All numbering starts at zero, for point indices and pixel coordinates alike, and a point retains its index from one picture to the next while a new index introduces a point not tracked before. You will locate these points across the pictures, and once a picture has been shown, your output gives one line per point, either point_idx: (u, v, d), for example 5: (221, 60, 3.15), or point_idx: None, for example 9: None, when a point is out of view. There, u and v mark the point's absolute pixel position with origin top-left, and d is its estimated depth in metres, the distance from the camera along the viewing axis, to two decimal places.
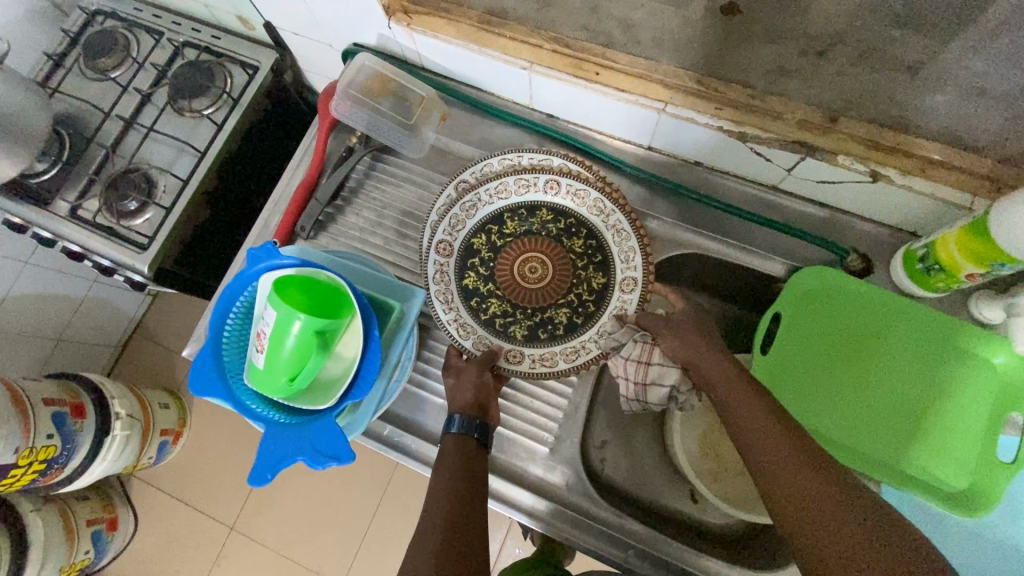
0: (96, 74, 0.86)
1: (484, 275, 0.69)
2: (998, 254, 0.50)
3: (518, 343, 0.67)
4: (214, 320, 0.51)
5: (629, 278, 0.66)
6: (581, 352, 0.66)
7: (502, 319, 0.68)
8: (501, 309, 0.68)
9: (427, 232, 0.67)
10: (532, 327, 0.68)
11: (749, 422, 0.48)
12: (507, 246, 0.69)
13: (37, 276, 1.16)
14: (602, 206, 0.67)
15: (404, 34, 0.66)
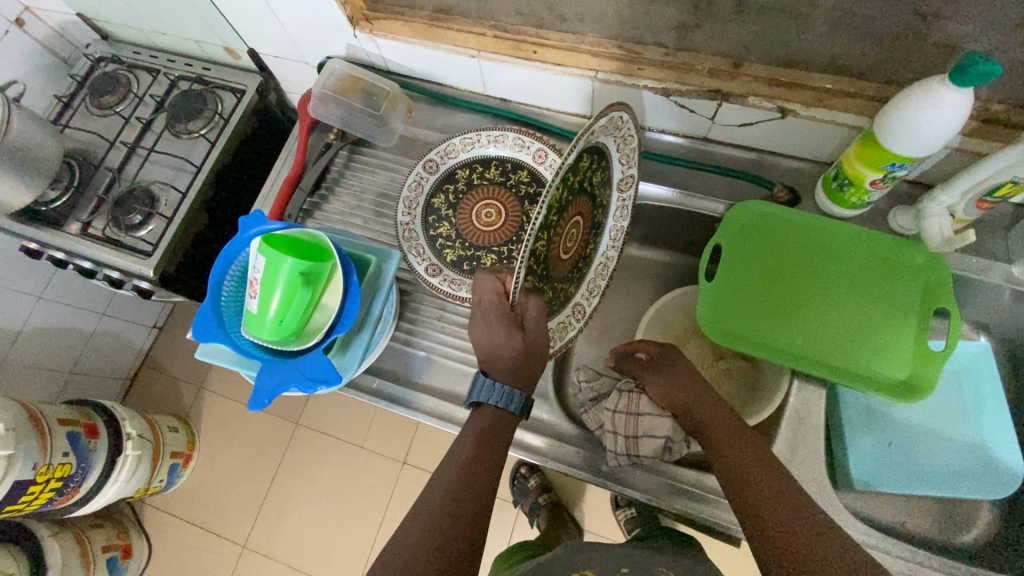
0: (102, 110, 0.97)
1: (560, 210, 0.57)
2: (885, 157, 0.57)
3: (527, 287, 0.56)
4: (213, 281, 0.59)
5: (580, 307, 0.69)
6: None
7: (536, 259, 0.56)
8: (542, 249, 0.56)
9: (599, 117, 0.55)
10: (535, 285, 0.58)
11: (718, 432, 0.58)
12: (578, 196, 0.60)
13: (50, 311, 1.23)
14: (618, 235, 0.68)
15: (369, 41, 0.76)
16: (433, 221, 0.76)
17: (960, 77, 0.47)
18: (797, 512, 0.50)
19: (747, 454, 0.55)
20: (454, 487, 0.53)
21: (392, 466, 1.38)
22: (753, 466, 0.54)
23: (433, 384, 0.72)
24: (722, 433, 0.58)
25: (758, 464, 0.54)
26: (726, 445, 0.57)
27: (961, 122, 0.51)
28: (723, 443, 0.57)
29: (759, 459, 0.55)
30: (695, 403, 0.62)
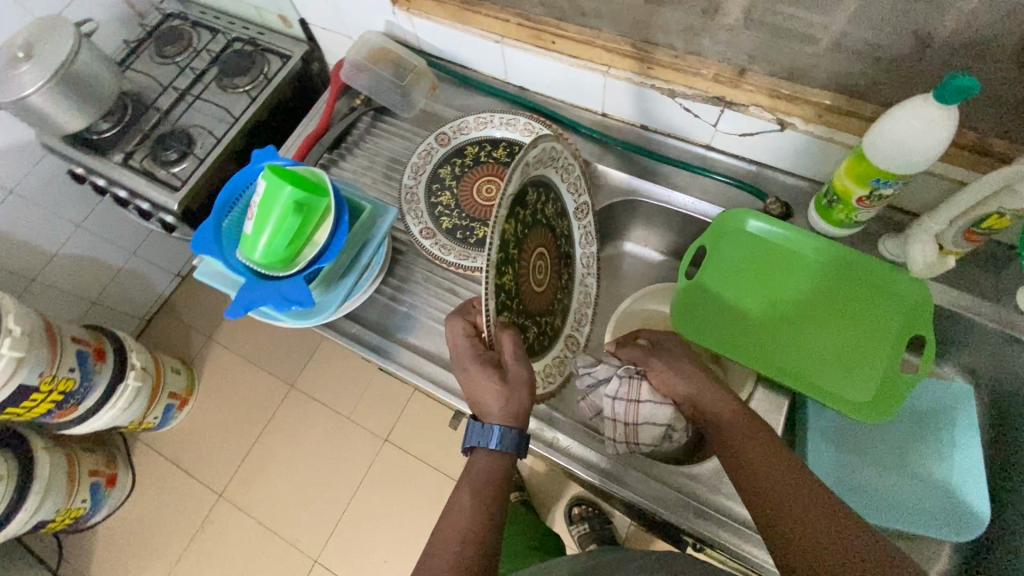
0: (164, 59, 1.06)
1: (517, 239, 0.60)
2: (874, 173, 0.58)
3: (510, 325, 0.58)
4: (219, 204, 0.64)
5: (573, 338, 0.72)
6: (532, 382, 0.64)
7: (508, 294, 0.58)
8: (511, 284, 0.59)
9: (530, 148, 0.58)
10: (517, 324, 0.61)
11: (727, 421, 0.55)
12: (536, 225, 0.64)
13: (86, 240, 1.32)
14: (589, 261, 0.75)
15: (406, 19, 0.82)
16: (436, 189, 0.80)
17: (943, 94, 0.49)
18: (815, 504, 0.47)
19: (761, 447, 0.52)
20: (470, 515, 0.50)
21: (373, 442, 1.40)
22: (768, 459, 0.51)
23: (408, 338, 0.74)
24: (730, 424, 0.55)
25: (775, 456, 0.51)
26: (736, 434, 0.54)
27: (948, 141, 0.53)
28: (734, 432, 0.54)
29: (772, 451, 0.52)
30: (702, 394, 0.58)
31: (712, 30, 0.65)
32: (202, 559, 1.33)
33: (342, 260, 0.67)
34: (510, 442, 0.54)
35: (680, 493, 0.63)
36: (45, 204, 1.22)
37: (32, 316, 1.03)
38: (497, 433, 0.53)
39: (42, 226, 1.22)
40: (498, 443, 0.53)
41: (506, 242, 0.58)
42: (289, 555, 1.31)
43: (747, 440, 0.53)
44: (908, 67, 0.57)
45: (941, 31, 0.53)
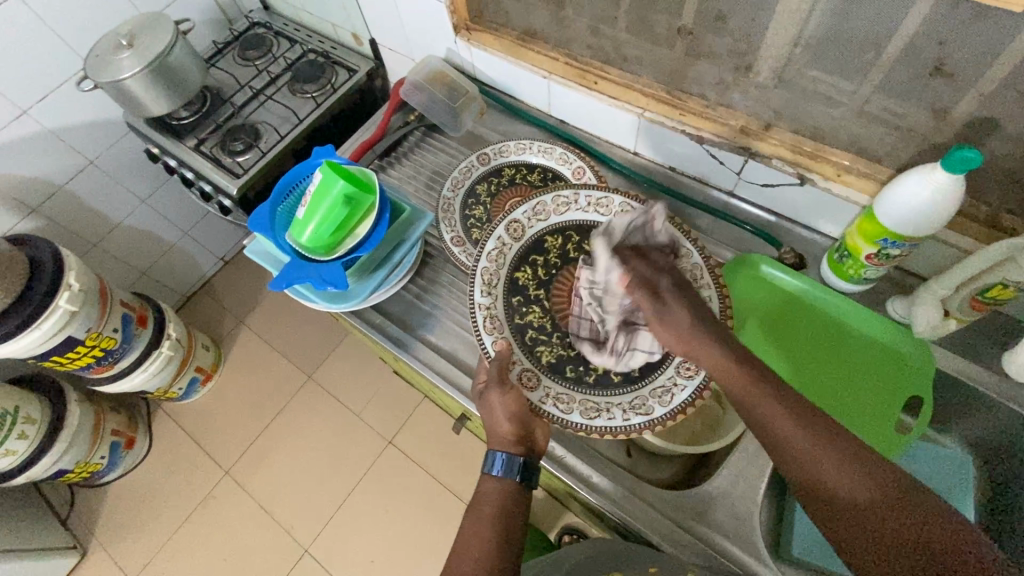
0: (245, 62, 1.18)
1: (540, 292, 0.72)
2: (883, 232, 0.62)
3: (546, 366, 0.68)
4: (277, 190, 0.71)
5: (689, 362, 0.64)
6: (598, 415, 0.63)
7: (535, 331, 0.70)
8: (538, 320, 0.71)
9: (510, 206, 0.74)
10: (560, 358, 0.68)
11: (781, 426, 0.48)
12: (565, 269, 0.74)
13: (147, 215, 1.44)
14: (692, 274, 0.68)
15: (464, 48, 0.90)
16: (471, 203, 0.86)
17: (949, 163, 0.52)
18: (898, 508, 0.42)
19: (823, 448, 0.46)
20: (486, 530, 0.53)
21: (377, 442, 1.44)
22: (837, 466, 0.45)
23: (427, 335, 0.79)
24: (786, 428, 0.48)
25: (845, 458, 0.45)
26: (795, 439, 0.47)
27: (954, 210, 0.56)
28: (791, 437, 0.48)
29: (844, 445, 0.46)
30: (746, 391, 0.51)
31: (744, 84, 0.71)
32: (200, 533, 1.38)
33: (377, 254, 0.74)
34: (513, 468, 0.58)
35: (665, 517, 0.65)
36: (118, 177, 1.33)
37: (90, 275, 1.12)
38: (498, 459, 0.58)
39: (112, 197, 1.34)
40: (501, 470, 0.58)
41: (522, 293, 0.72)
42: (282, 541, 1.34)
43: (782, 427, 0.48)
44: (923, 139, 0.61)
45: (955, 109, 0.57)
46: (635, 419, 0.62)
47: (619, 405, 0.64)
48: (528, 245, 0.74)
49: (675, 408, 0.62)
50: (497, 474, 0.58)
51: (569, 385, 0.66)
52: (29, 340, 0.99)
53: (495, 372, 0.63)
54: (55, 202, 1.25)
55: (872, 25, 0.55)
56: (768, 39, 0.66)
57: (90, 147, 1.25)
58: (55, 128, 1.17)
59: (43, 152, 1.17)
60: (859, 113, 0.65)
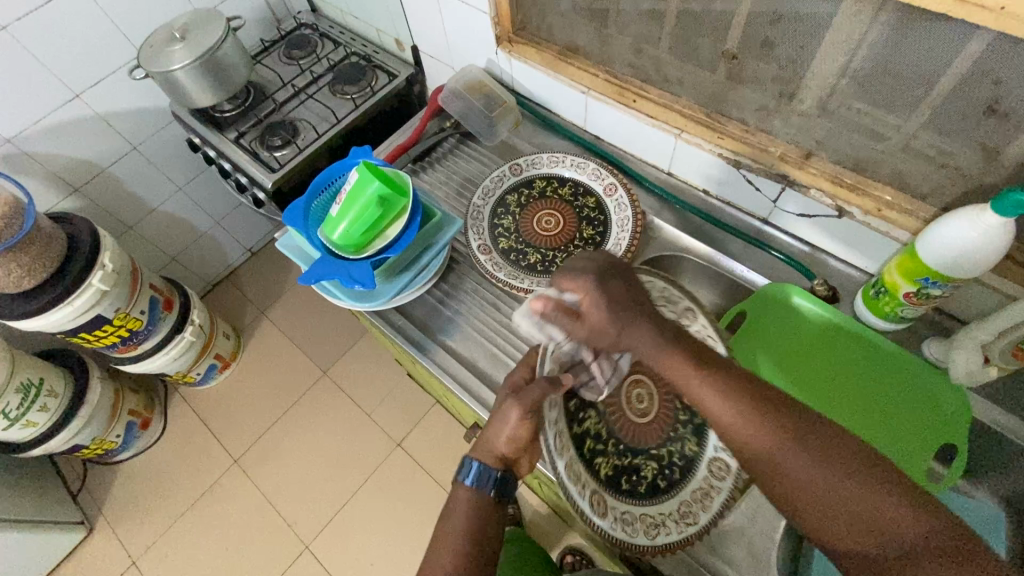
0: (290, 61, 1.21)
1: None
2: (924, 272, 0.60)
3: (603, 480, 0.64)
4: (313, 187, 0.72)
5: (722, 462, 0.62)
6: (607, 516, 0.61)
7: (593, 440, 0.67)
8: (595, 428, 0.68)
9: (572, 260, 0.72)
10: (617, 470, 0.65)
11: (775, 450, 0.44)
12: None
13: (182, 202, 1.47)
14: None
15: (505, 59, 0.91)
16: (501, 213, 0.86)
17: (1000, 206, 0.51)
18: (894, 508, 0.41)
19: (810, 459, 0.43)
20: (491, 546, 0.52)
21: (385, 444, 1.44)
22: (824, 473, 0.43)
23: (447, 340, 0.79)
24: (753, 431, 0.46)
25: (833, 464, 0.43)
26: (776, 449, 0.45)
27: (1000, 255, 0.54)
28: (773, 449, 0.45)
29: (816, 442, 0.44)
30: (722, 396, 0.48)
31: (785, 112, 0.69)
32: (204, 520, 1.38)
33: (406, 256, 0.75)
34: (487, 481, 0.55)
35: (677, 547, 0.63)
36: (158, 163, 1.37)
37: (124, 257, 1.15)
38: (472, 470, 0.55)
39: (151, 182, 1.38)
40: (475, 483, 0.55)
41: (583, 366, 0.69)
42: (285, 535, 1.34)
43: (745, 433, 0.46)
44: (970, 178, 0.59)
45: (1006, 149, 0.55)
46: (664, 539, 0.60)
47: (627, 516, 0.62)
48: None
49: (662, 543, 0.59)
50: (471, 485, 0.55)
51: (590, 473, 0.64)
52: (59, 315, 1.02)
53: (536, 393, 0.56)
54: (97, 183, 1.29)
55: (926, 59, 0.54)
56: (816, 67, 0.63)
57: (134, 133, 1.28)
58: (103, 113, 1.21)
59: (90, 135, 1.21)
60: (905, 148, 0.62)
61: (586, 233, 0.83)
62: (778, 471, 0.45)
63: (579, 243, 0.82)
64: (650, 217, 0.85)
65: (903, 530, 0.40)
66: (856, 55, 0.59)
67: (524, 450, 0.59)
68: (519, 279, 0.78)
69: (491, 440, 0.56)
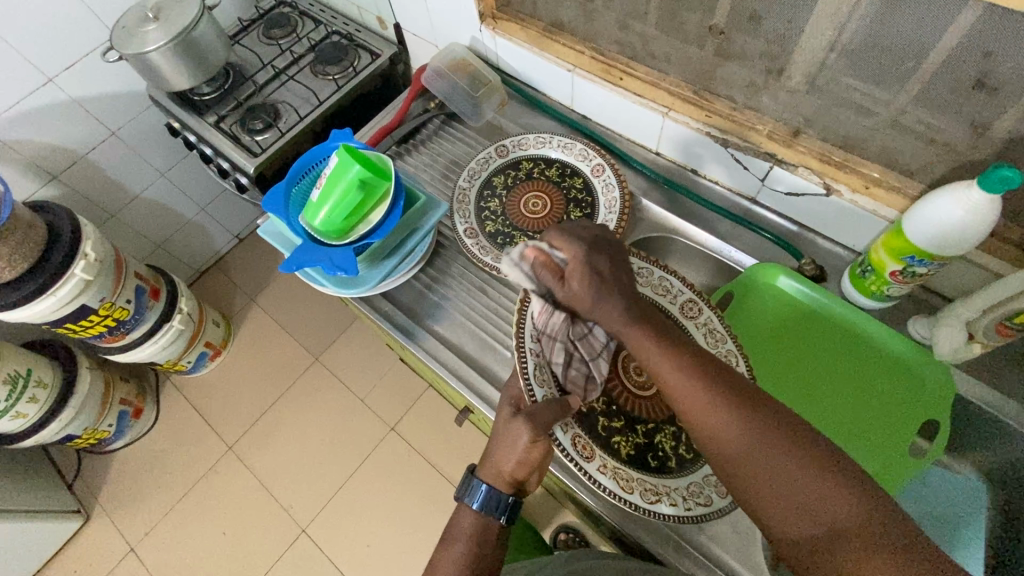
0: (269, 41, 1.18)
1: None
2: (911, 250, 0.59)
3: (631, 461, 0.63)
4: (292, 172, 0.71)
5: None
6: (655, 499, 0.60)
7: (609, 429, 0.65)
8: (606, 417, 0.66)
9: None
10: (641, 450, 0.64)
11: (725, 425, 0.45)
12: None
13: (164, 188, 1.45)
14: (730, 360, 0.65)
15: (489, 37, 0.89)
16: (487, 195, 0.84)
17: (987, 182, 0.50)
18: (837, 494, 0.41)
19: (762, 438, 0.43)
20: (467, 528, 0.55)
21: (379, 428, 1.45)
22: (779, 461, 0.42)
23: (434, 325, 0.78)
24: (707, 403, 0.46)
25: (781, 454, 0.42)
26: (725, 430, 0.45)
27: (985, 232, 0.54)
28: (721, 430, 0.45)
29: (769, 423, 0.44)
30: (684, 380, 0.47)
31: (774, 88, 0.68)
32: (201, 506, 1.39)
33: (390, 241, 0.74)
34: (496, 506, 0.57)
35: (664, 526, 0.64)
36: (138, 149, 1.34)
37: (107, 246, 1.13)
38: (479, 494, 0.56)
39: (132, 168, 1.35)
40: (481, 505, 0.57)
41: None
42: (281, 519, 1.36)
43: (695, 407, 0.46)
44: (959, 155, 0.59)
45: (995, 125, 0.54)
46: (701, 509, 0.60)
47: (676, 489, 0.62)
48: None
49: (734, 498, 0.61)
50: (478, 509, 0.57)
51: (625, 465, 0.63)
52: (43, 306, 1.01)
53: (548, 416, 0.55)
54: (76, 170, 1.26)
55: (914, 32, 0.53)
56: (805, 42, 0.62)
57: (112, 118, 1.25)
58: (78, 97, 1.18)
59: (66, 121, 1.18)
60: (894, 125, 0.61)
61: (573, 214, 0.82)
62: (729, 447, 0.45)
63: (566, 225, 0.81)
64: (638, 197, 0.84)
65: (844, 520, 0.40)
66: (845, 29, 0.57)
67: (536, 468, 0.58)
68: (506, 263, 0.78)
69: (497, 465, 0.56)
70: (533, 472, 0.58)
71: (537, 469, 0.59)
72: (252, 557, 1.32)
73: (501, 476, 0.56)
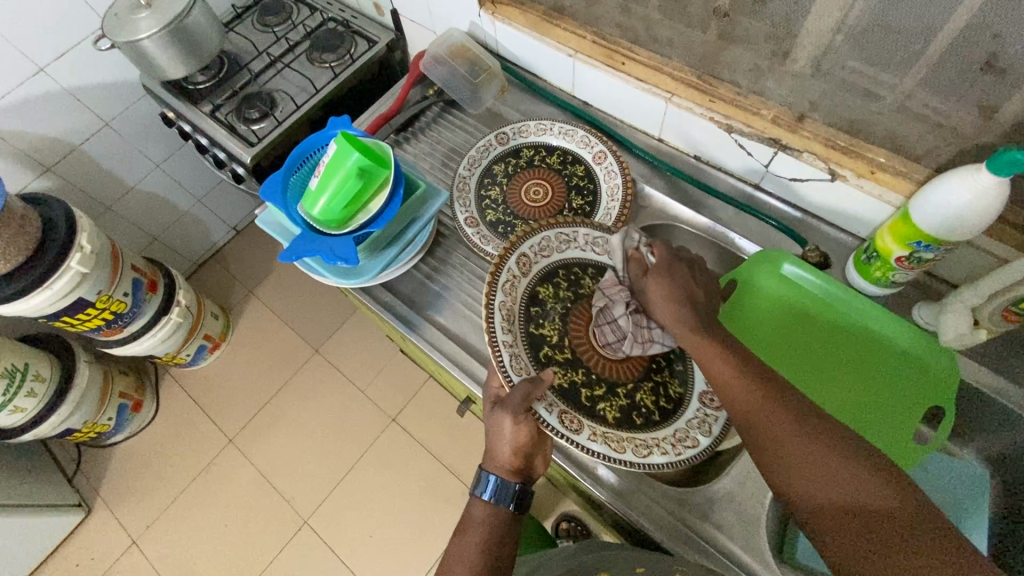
0: (263, 29, 1.16)
1: (558, 327, 0.68)
2: (918, 235, 0.59)
3: (617, 421, 0.63)
4: (289, 161, 0.70)
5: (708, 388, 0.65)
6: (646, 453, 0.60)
7: (589, 394, 0.64)
8: (585, 381, 0.65)
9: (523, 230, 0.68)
10: (625, 410, 0.64)
11: (765, 416, 0.46)
12: (577, 305, 0.69)
13: (160, 179, 1.43)
14: None
15: (489, 22, 0.87)
16: (487, 183, 0.83)
17: (996, 164, 0.50)
18: (875, 489, 0.41)
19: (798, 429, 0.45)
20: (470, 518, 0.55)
21: (381, 419, 1.44)
22: (813, 452, 0.44)
23: (435, 315, 0.78)
24: (748, 394, 0.48)
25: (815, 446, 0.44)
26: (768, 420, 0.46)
27: (993, 216, 0.53)
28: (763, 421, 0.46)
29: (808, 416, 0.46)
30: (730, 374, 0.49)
31: (778, 72, 0.67)
32: (203, 498, 1.39)
33: (391, 230, 0.73)
34: (505, 495, 0.58)
35: (668, 513, 0.64)
36: (132, 140, 1.32)
37: (103, 238, 1.12)
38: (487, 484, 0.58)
39: (127, 160, 1.34)
40: (490, 495, 0.58)
41: (545, 338, 0.66)
42: (283, 511, 1.36)
43: (737, 397, 0.48)
44: (965, 139, 0.58)
45: (1003, 108, 0.54)
46: (688, 454, 0.61)
47: (665, 440, 0.62)
48: (550, 267, 0.69)
49: (717, 434, 0.62)
50: (489, 500, 0.58)
51: (614, 427, 0.62)
52: (40, 299, 1.00)
53: (518, 398, 0.56)
54: (70, 162, 1.24)
55: (923, 13, 0.52)
56: (811, 24, 0.61)
57: (105, 108, 1.23)
58: (71, 87, 1.16)
59: (59, 111, 1.17)
60: (900, 109, 0.61)
61: (575, 202, 0.81)
62: (766, 435, 0.46)
63: (568, 213, 0.81)
64: (640, 184, 0.83)
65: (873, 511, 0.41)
66: (851, 11, 0.56)
67: (536, 448, 0.60)
68: None
69: (495, 454, 0.58)
70: (533, 457, 0.60)
71: (538, 450, 0.60)
72: (254, 549, 1.33)
73: (505, 465, 0.58)
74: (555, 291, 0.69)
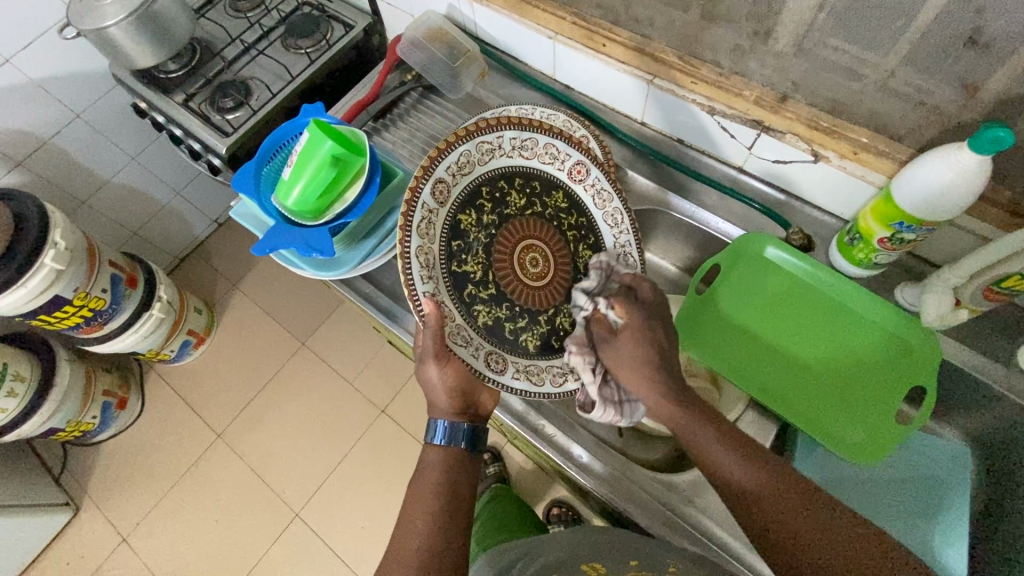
0: (235, 14, 1.12)
1: (482, 260, 0.63)
2: (901, 216, 0.58)
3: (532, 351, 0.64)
4: (264, 149, 0.68)
5: None
6: (567, 380, 0.65)
7: (510, 325, 0.63)
8: (505, 313, 0.63)
9: (445, 148, 0.58)
10: (544, 336, 0.65)
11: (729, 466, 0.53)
12: (507, 228, 0.65)
13: (137, 172, 1.40)
14: (617, 217, 0.69)
15: (467, 5, 0.85)
16: None
17: (978, 143, 0.49)
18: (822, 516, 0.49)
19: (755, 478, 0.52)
20: (450, 507, 0.54)
21: (370, 410, 1.44)
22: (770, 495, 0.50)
23: None
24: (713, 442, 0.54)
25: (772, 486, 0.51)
26: (730, 462, 0.53)
27: (975, 194, 0.53)
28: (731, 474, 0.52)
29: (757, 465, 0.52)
30: (708, 433, 0.54)
31: (760, 52, 0.66)
32: (191, 494, 1.38)
33: (368, 220, 0.72)
34: (457, 434, 0.58)
35: (656, 500, 0.64)
36: (105, 131, 1.29)
37: (78, 234, 1.09)
38: (439, 426, 0.58)
39: (101, 153, 1.31)
40: (442, 437, 0.58)
41: (469, 276, 0.61)
42: (273, 503, 1.36)
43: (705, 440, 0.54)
44: (948, 117, 0.57)
45: (986, 85, 0.53)
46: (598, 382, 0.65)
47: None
48: (470, 187, 0.62)
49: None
50: (441, 442, 0.58)
51: (535, 356, 0.64)
52: (15, 297, 0.97)
53: (431, 344, 0.55)
54: (41, 156, 1.21)
55: None
56: (790, 5, 0.60)
57: (75, 99, 1.20)
58: (37, 78, 1.12)
59: (26, 103, 1.13)
60: (882, 88, 0.60)
61: None
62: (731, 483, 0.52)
63: None
64: (623, 169, 0.83)
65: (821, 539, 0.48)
66: None
67: (477, 385, 0.60)
68: None
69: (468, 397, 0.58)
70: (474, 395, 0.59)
71: (481, 389, 0.60)
72: (247, 542, 1.33)
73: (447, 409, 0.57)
74: (477, 216, 0.63)
